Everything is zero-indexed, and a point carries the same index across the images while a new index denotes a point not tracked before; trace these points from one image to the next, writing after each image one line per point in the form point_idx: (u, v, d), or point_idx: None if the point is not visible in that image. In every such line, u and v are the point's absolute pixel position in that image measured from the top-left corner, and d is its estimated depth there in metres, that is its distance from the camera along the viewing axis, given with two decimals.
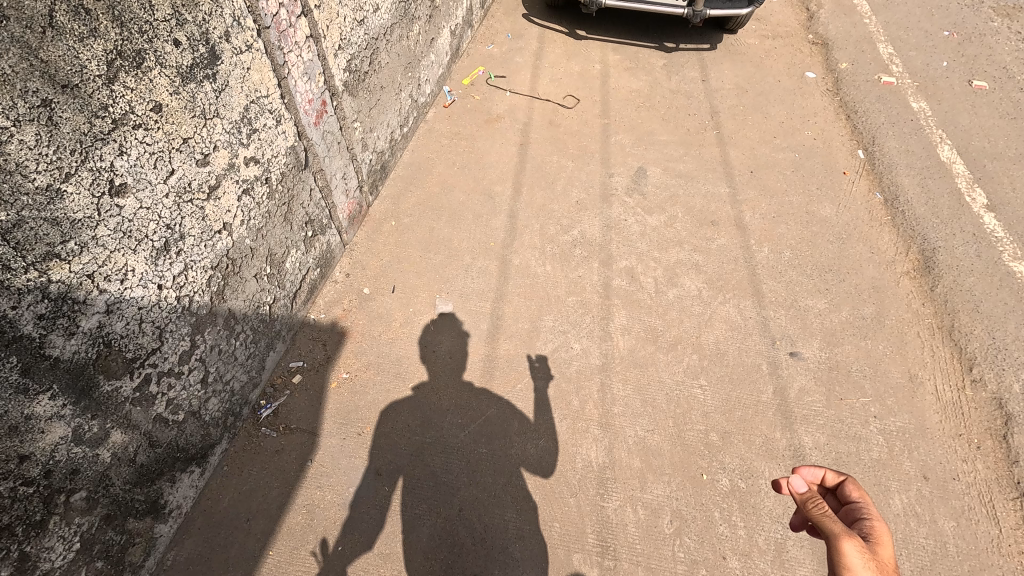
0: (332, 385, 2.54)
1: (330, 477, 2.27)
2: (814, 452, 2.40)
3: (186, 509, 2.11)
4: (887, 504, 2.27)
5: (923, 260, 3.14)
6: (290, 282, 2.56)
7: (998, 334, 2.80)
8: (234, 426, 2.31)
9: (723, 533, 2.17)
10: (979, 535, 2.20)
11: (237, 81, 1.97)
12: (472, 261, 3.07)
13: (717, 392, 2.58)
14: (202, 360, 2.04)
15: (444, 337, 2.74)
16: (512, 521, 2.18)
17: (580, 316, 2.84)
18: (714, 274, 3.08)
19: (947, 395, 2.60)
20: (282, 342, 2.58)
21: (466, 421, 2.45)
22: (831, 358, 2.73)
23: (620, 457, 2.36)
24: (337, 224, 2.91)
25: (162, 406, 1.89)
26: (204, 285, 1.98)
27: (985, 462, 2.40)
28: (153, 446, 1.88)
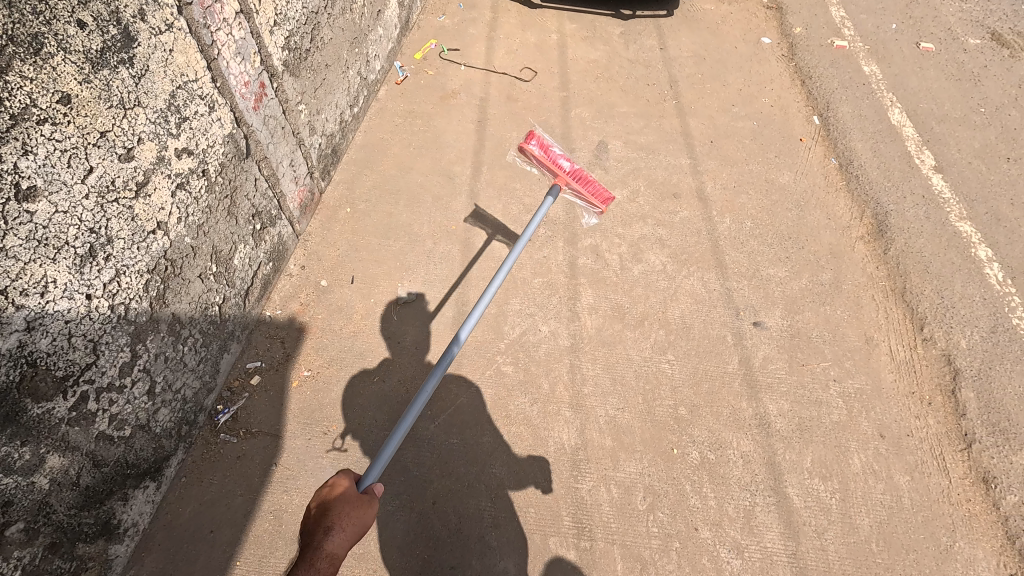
0: (293, 384, 2.43)
1: (297, 480, 2.19)
2: (779, 420, 2.46)
3: (143, 525, 2.00)
4: (848, 464, 2.36)
5: (876, 224, 3.22)
6: (240, 279, 2.41)
7: (946, 293, 2.90)
8: (189, 435, 2.19)
9: (695, 505, 2.21)
10: (931, 487, 2.32)
11: (158, 65, 1.79)
12: (434, 247, 2.97)
13: (684, 366, 2.60)
14: (147, 370, 1.91)
15: (409, 327, 2.66)
16: (487, 510, 2.16)
17: (547, 297, 2.80)
18: (679, 247, 3.08)
19: (900, 355, 2.70)
20: (237, 342, 2.44)
21: (435, 413, 2.40)
22: (793, 326, 2.79)
23: (592, 438, 2.36)
24: (287, 214, 2.75)
25: (104, 423, 1.76)
26: (141, 291, 1.83)
27: (936, 417, 2.51)
28: (99, 466, 1.76)
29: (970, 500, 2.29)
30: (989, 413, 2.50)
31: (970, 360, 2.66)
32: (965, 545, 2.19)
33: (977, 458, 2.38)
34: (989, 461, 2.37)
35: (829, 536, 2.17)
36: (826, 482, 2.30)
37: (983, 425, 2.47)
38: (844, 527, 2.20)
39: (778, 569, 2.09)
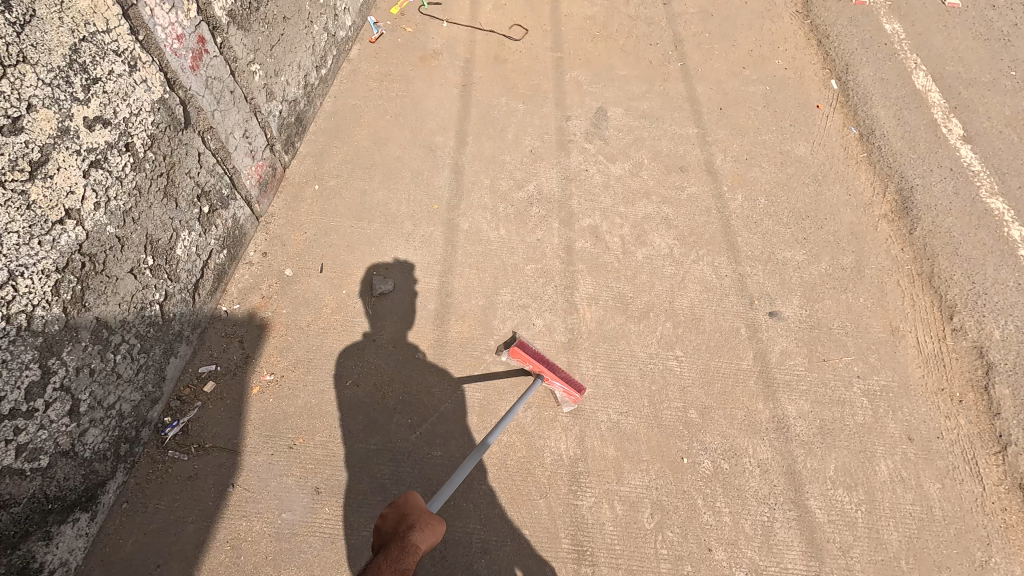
0: (253, 391, 2.13)
1: (258, 503, 1.92)
2: (799, 423, 2.22)
3: (76, 563, 1.73)
4: (874, 471, 2.14)
5: (901, 201, 2.94)
6: (186, 271, 2.08)
7: (978, 278, 2.64)
8: (131, 454, 1.90)
9: (708, 522, 1.98)
10: (964, 496, 2.10)
11: (49, 9, 1.40)
12: (414, 229, 2.64)
13: (694, 363, 2.34)
14: (66, 388, 1.59)
15: (386, 322, 2.35)
16: (476, 533, 1.92)
17: (541, 287, 2.50)
18: (686, 228, 2.77)
19: (928, 348, 2.46)
20: (186, 344, 2.12)
21: (416, 421, 2.12)
22: (812, 316, 2.52)
23: (592, 447, 2.11)
24: (243, 194, 2.40)
25: (9, 456, 1.46)
26: (49, 295, 1.50)
27: (968, 416, 2.29)
28: (6, 507, 1.47)
29: (1006, 509, 2.08)
30: None
31: (1005, 352, 2.42)
32: (1002, 560, 1.99)
33: (1014, 463, 2.16)
34: None
35: (854, 554, 1.96)
36: (851, 493, 2.08)
37: (1019, 425, 2.24)
38: (871, 543, 1.99)
39: None
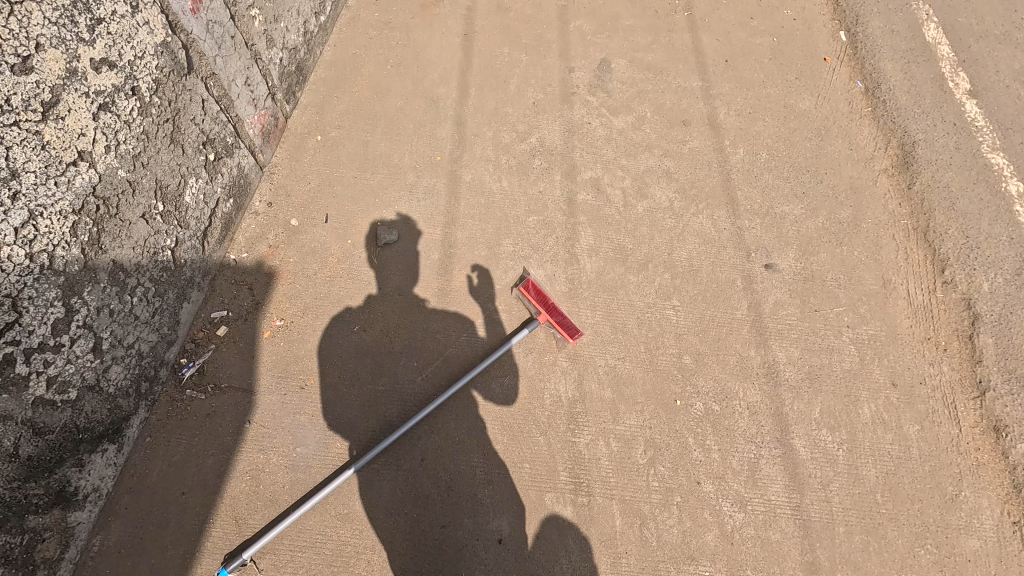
0: (265, 336, 2.22)
1: (273, 438, 2.04)
2: (789, 369, 2.32)
3: (106, 490, 1.85)
4: (857, 414, 2.25)
5: (902, 156, 2.94)
6: (195, 218, 2.12)
7: (972, 233, 2.68)
8: (151, 393, 2.00)
9: (697, 458, 2.11)
10: (941, 437, 2.22)
11: None
12: (417, 180, 2.66)
13: (689, 312, 2.42)
14: (88, 327, 1.67)
15: (391, 271, 2.41)
16: (479, 466, 2.04)
17: (543, 238, 2.55)
18: (687, 182, 2.79)
19: (918, 300, 2.53)
20: (198, 290, 2.19)
21: (422, 365, 2.22)
22: (807, 269, 2.58)
23: (590, 389, 2.21)
24: (247, 142, 2.40)
25: (40, 387, 1.55)
26: (68, 236, 1.55)
27: (951, 363, 2.38)
28: (41, 434, 1.57)
29: (979, 449, 2.21)
30: (1008, 360, 2.35)
31: (992, 304, 2.48)
32: (970, 494, 2.13)
33: (990, 407, 2.27)
34: (1002, 410, 2.26)
35: (834, 488, 2.10)
36: (834, 433, 2.20)
37: (1000, 372, 2.33)
38: (850, 478, 2.12)
39: (781, 522, 2.02)
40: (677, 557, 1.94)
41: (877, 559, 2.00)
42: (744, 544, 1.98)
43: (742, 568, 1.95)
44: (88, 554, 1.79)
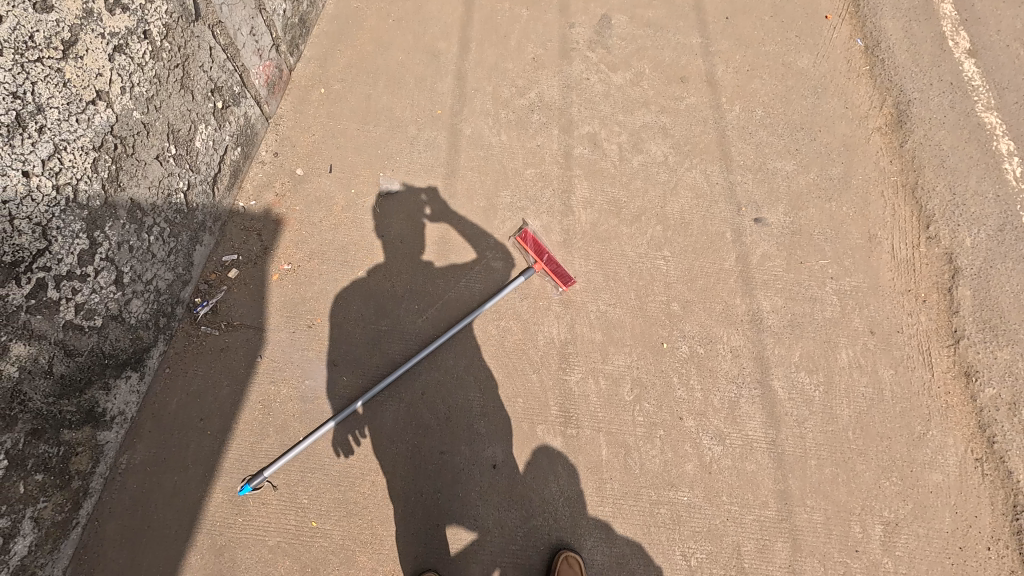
0: (273, 278, 2.33)
1: (283, 371, 2.18)
2: (772, 316, 2.43)
3: (131, 414, 2.01)
4: (835, 358, 2.37)
5: (897, 114, 2.96)
6: (205, 164, 2.21)
7: (959, 190, 2.72)
8: (169, 328, 2.13)
9: (681, 396, 2.26)
10: (913, 380, 2.34)
11: None
12: (418, 133, 2.73)
13: (679, 262, 2.51)
14: (111, 260, 1.79)
15: (393, 220, 2.50)
16: (476, 400, 2.19)
17: (540, 190, 2.63)
18: (682, 137, 2.85)
19: (902, 254, 2.59)
20: (209, 234, 2.29)
21: (423, 307, 2.34)
22: (795, 223, 2.66)
23: (581, 332, 2.34)
24: (253, 93, 2.47)
25: (69, 313, 1.68)
26: (89, 171, 1.66)
27: (929, 314, 2.47)
28: (72, 356, 1.71)
29: (949, 392, 2.33)
30: (984, 311, 2.44)
31: (973, 258, 2.55)
32: (938, 433, 2.26)
33: (963, 354, 2.37)
34: (975, 357, 2.36)
35: (808, 425, 2.25)
36: (812, 375, 2.33)
37: (975, 322, 2.41)
38: (824, 416, 2.26)
39: (756, 455, 2.19)
40: (657, 483, 2.13)
41: (843, 489, 2.17)
42: (721, 473, 2.17)
43: (718, 495, 2.13)
44: (117, 470, 1.97)
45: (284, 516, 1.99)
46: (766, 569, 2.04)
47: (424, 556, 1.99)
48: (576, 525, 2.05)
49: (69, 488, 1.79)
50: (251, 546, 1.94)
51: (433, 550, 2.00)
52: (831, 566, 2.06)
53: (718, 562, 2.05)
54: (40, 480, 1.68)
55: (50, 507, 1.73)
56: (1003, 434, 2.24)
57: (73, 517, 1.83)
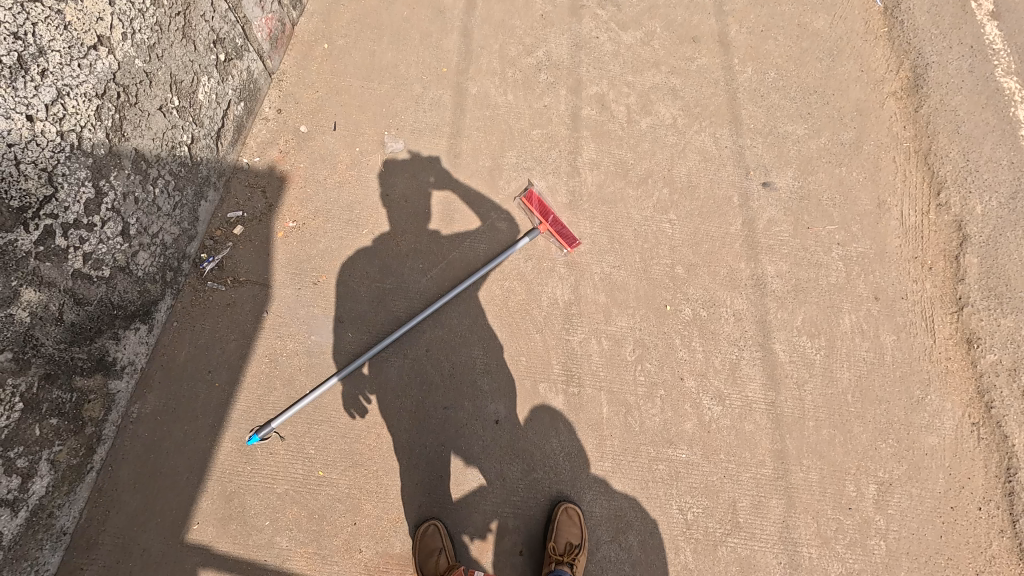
0: (278, 236, 2.33)
1: (289, 327, 2.21)
2: (776, 281, 2.43)
3: (140, 365, 2.05)
4: (837, 323, 2.38)
5: (913, 78, 2.81)
6: (209, 117, 2.19)
7: (973, 156, 2.62)
8: (176, 282, 2.15)
9: (682, 357, 2.29)
10: (915, 346, 2.35)
11: None
12: (423, 91, 2.68)
13: (685, 226, 2.50)
14: (117, 210, 1.80)
15: (397, 179, 2.48)
16: (479, 357, 2.22)
17: (546, 151, 2.60)
18: (692, 99, 2.78)
19: (911, 221, 2.54)
20: (214, 190, 2.29)
21: (428, 266, 2.34)
22: (803, 188, 2.61)
23: (585, 293, 2.35)
24: (255, 46, 2.43)
25: (78, 261, 1.70)
26: (93, 119, 1.66)
27: (934, 281, 2.44)
28: (81, 304, 1.74)
29: (950, 358, 2.33)
30: (990, 278, 2.40)
31: (983, 226, 2.49)
32: (936, 397, 2.28)
33: (967, 321, 2.36)
34: (978, 324, 2.35)
35: (807, 387, 2.27)
36: (813, 339, 2.34)
37: (980, 290, 2.39)
38: (824, 379, 2.29)
39: (755, 415, 2.23)
40: (657, 441, 2.17)
41: (840, 450, 2.21)
42: (719, 432, 2.21)
43: (716, 453, 2.18)
44: (128, 419, 2.02)
45: (291, 465, 2.05)
46: (759, 524, 2.10)
47: (428, 505, 2.05)
48: (576, 479, 2.11)
49: (83, 434, 1.84)
50: (260, 492, 2.02)
51: (436, 499, 2.06)
52: (824, 522, 2.12)
53: (713, 517, 2.11)
54: (55, 424, 1.72)
55: (65, 451, 1.78)
56: (1001, 400, 2.25)
57: (87, 462, 1.89)
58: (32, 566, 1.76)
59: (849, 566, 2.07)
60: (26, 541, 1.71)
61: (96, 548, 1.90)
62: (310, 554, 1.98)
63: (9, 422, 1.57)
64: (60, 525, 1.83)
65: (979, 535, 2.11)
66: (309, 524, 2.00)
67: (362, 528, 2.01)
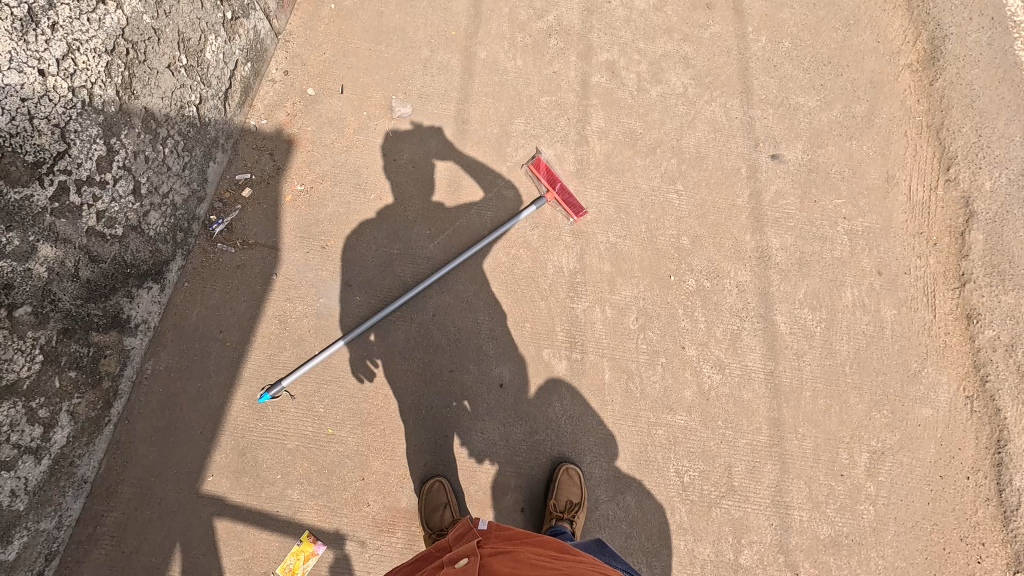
0: (287, 199, 2.34)
1: (298, 290, 2.24)
2: (780, 253, 2.44)
3: (153, 323, 2.09)
4: (840, 296, 2.40)
5: (929, 51, 2.71)
6: (216, 77, 2.17)
7: (985, 133, 2.55)
8: (186, 243, 2.17)
9: (685, 327, 2.32)
10: (914, 320, 2.37)
11: None
12: (431, 55, 2.62)
13: (692, 196, 2.49)
14: (127, 168, 1.81)
15: (405, 144, 2.46)
16: (485, 323, 2.26)
17: (554, 119, 2.57)
18: (704, 68, 2.70)
19: (918, 196, 2.52)
20: (222, 152, 2.28)
21: (434, 233, 2.36)
22: (813, 161, 2.58)
23: (590, 262, 2.37)
24: (262, 4, 2.38)
25: (91, 219, 1.73)
26: (103, 75, 1.66)
27: (938, 257, 2.45)
28: (96, 262, 1.77)
29: (949, 332, 2.36)
30: (994, 255, 2.41)
31: (991, 202, 2.47)
32: (932, 370, 2.32)
33: (967, 297, 2.38)
34: (978, 300, 2.37)
35: (807, 358, 2.31)
36: (814, 312, 2.37)
37: (983, 266, 2.40)
38: (823, 351, 2.33)
39: (753, 384, 2.28)
40: (656, 407, 2.23)
41: (835, 419, 2.26)
42: (718, 399, 2.26)
43: (714, 420, 2.24)
44: (143, 375, 2.08)
45: (301, 423, 2.12)
46: (753, 487, 2.18)
47: (433, 463, 2.13)
48: (577, 441, 2.18)
49: (101, 388, 1.90)
50: (272, 447, 2.09)
51: (441, 457, 2.13)
52: (816, 487, 2.19)
53: (709, 480, 2.18)
54: (74, 377, 1.78)
55: (84, 404, 1.84)
56: (996, 374, 2.29)
57: (105, 415, 1.96)
58: (57, 510, 1.84)
59: (838, 529, 2.15)
60: (50, 487, 1.79)
61: (116, 496, 1.98)
62: (320, 506, 2.06)
63: (30, 374, 1.63)
64: (81, 474, 1.90)
65: (966, 503, 2.18)
66: (319, 479, 2.08)
67: (370, 483, 2.09)
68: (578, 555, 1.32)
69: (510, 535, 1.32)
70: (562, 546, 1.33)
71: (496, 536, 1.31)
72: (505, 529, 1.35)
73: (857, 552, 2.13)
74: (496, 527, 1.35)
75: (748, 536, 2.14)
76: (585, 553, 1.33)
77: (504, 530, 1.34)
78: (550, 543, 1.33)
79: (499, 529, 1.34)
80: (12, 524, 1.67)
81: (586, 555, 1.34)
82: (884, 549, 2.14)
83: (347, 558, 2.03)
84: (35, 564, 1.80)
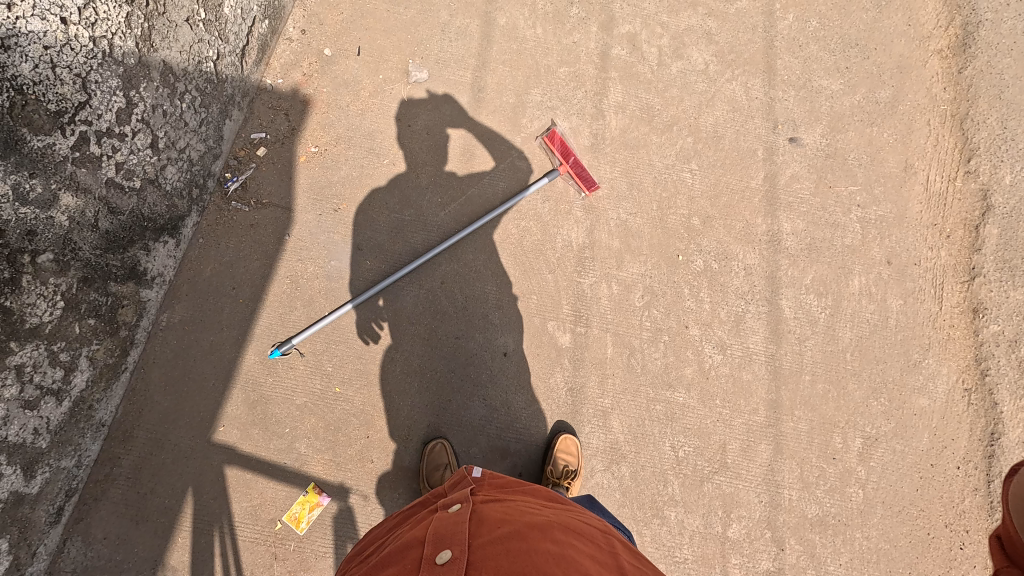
0: (300, 160, 2.34)
1: (309, 251, 2.28)
2: (791, 238, 2.43)
3: (169, 277, 2.14)
4: (847, 284, 2.40)
5: (962, 36, 2.61)
6: (234, 34, 2.15)
7: (1011, 124, 2.50)
8: (201, 200, 2.20)
9: (689, 306, 2.35)
10: (920, 312, 2.38)
11: None
12: (450, 19, 2.54)
13: (706, 177, 2.47)
14: (146, 122, 1.83)
15: (420, 110, 2.44)
16: (492, 293, 2.30)
17: (572, 90, 2.53)
18: (727, 44, 2.62)
19: (936, 186, 2.49)
20: (238, 110, 2.28)
21: (445, 202, 2.37)
22: (831, 145, 2.53)
23: (599, 238, 2.38)
24: None
25: (111, 170, 1.76)
26: (123, 26, 1.66)
27: (950, 250, 2.43)
28: (115, 213, 1.81)
29: (953, 325, 2.37)
30: (1007, 250, 2.39)
31: (1009, 197, 2.43)
32: (933, 361, 2.34)
33: (976, 290, 2.37)
34: (987, 294, 2.36)
35: (808, 344, 2.34)
36: (820, 298, 2.38)
37: (994, 261, 2.38)
38: (825, 337, 2.35)
39: (754, 365, 2.31)
40: (656, 383, 2.28)
41: (831, 404, 2.30)
42: (717, 378, 2.30)
43: (713, 398, 2.28)
44: (158, 326, 2.14)
45: (310, 380, 2.18)
46: (745, 465, 2.24)
47: (435, 425, 2.19)
48: (576, 411, 2.24)
49: (118, 337, 1.96)
50: (281, 402, 2.16)
51: (444, 420, 2.20)
52: (807, 469, 2.24)
53: (703, 456, 2.24)
54: (93, 324, 1.84)
55: (102, 350, 1.91)
56: (997, 368, 2.31)
57: (121, 362, 2.02)
58: (76, 450, 1.92)
59: (826, 509, 2.21)
60: (70, 428, 1.87)
61: (131, 441, 2.07)
62: (326, 461, 2.14)
63: (53, 319, 1.68)
64: (99, 417, 1.98)
65: (954, 491, 2.24)
66: (325, 435, 2.16)
67: (374, 442, 2.17)
68: (565, 504, 1.36)
69: (502, 484, 1.37)
70: (551, 496, 1.38)
71: (489, 485, 1.36)
72: (497, 477, 1.40)
73: (843, 532, 2.20)
74: (490, 476, 1.40)
75: (736, 511, 2.20)
76: (573, 503, 1.37)
77: (497, 479, 1.39)
78: (540, 492, 1.37)
79: (493, 478, 1.39)
80: (35, 460, 1.75)
81: (573, 503, 1.38)
82: (869, 531, 2.21)
83: (350, 510, 2.12)
84: (56, 499, 1.89)
